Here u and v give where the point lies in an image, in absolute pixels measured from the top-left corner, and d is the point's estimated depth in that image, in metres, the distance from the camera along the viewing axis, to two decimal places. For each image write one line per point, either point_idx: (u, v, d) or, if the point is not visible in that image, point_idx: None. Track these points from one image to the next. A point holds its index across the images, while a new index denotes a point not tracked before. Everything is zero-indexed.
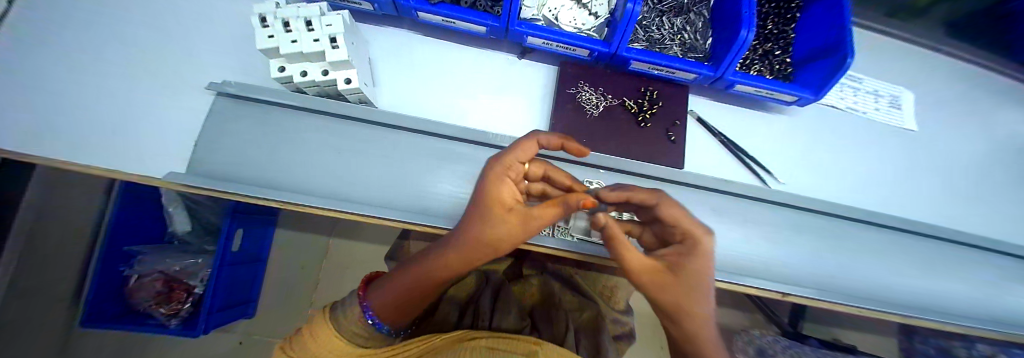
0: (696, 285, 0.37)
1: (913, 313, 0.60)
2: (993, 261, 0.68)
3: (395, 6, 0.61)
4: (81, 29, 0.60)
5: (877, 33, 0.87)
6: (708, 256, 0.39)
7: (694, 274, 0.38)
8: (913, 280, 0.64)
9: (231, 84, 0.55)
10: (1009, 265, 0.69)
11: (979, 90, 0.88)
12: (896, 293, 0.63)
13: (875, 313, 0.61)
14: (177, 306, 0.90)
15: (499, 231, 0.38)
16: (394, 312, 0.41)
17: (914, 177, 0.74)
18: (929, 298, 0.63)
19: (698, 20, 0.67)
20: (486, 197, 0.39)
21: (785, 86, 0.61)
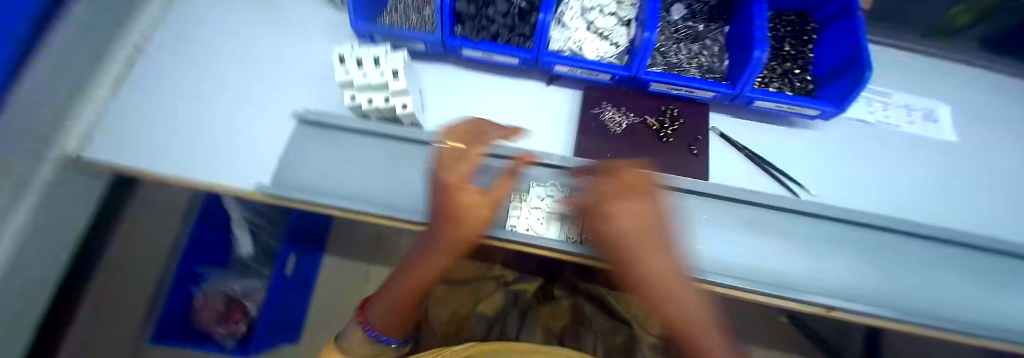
0: (638, 262, 0.40)
1: (986, 333, 0.55)
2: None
3: (443, 45, 0.71)
4: (202, 75, 0.76)
5: (895, 51, 0.89)
6: (627, 224, 0.41)
7: (631, 251, 0.41)
8: (980, 297, 0.59)
9: (311, 112, 0.67)
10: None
11: (1017, 101, 0.86)
12: (965, 311, 0.58)
13: (941, 333, 0.56)
14: (234, 326, 1.03)
15: (471, 225, 0.45)
16: (396, 322, 0.48)
17: (972, 190, 0.70)
18: (1008, 319, 0.58)
19: (714, 45, 0.72)
20: (450, 207, 0.44)
21: (805, 100, 0.64)
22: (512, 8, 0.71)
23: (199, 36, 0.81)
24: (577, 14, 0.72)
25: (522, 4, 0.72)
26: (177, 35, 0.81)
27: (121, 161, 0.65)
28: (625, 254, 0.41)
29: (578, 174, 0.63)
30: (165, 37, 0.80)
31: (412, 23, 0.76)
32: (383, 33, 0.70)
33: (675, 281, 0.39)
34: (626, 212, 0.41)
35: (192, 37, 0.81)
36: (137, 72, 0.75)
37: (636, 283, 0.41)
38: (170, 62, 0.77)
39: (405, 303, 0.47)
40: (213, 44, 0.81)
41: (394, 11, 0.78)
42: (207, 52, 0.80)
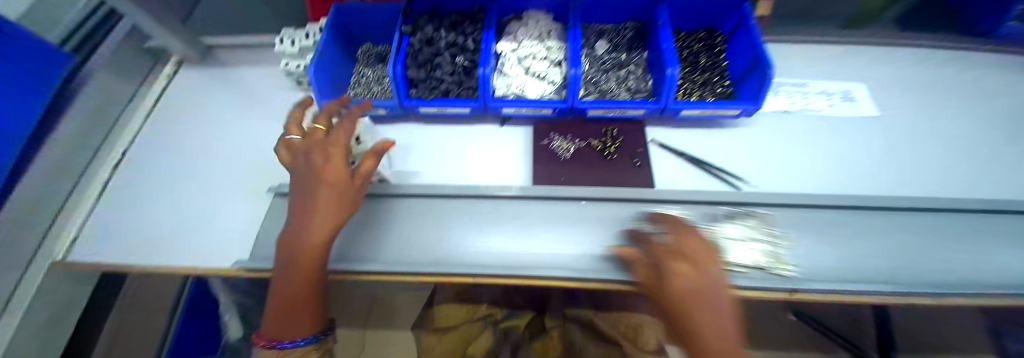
0: (694, 314, 0.43)
1: (962, 290, 0.55)
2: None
3: (401, 107, 0.79)
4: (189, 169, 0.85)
5: (810, 44, 0.99)
6: (683, 282, 0.45)
7: (691, 305, 0.44)
8: (950, 254, 0.59)
9: (285, 185, 0.73)
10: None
11: (926, 71, 0.96)
12: (940, 270, 0.57)
13: (920, 298, 0.55)
14: None
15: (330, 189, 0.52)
16: (293, 317, 0.53)
17: (899, 158, 0.76)
18: (980, 271, 0.57)
19: (637, 70, 0.81)
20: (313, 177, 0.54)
21: (727, 103, 0.70)
22: (457, 67, 0.81)
23: (188, 138, 0.93)
24: (514, 63, 0.82)
25: (466, 63, 0.82)
26: (170, 139, 0.93)
27: (105, 258, 0.70)
28: (679, 310, 0.44)
29: (536, 201, 0.67)
30: (158, 143, 0.92)
31: (372, 94, 0.86)
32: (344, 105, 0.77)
33: (727, 327, 0.43)
34: (682, 270, 0.46)
35: (182, 138, 0.93)
36: (130, 176, 0.85)
37: (687, 334, 0.44)
38: (160, 162, 0.87)
39: (293, 297, 0.52)
40: (199, 141, 0.91)
41: (357, 86, 0.88)
42: (194, 148, 0.90)
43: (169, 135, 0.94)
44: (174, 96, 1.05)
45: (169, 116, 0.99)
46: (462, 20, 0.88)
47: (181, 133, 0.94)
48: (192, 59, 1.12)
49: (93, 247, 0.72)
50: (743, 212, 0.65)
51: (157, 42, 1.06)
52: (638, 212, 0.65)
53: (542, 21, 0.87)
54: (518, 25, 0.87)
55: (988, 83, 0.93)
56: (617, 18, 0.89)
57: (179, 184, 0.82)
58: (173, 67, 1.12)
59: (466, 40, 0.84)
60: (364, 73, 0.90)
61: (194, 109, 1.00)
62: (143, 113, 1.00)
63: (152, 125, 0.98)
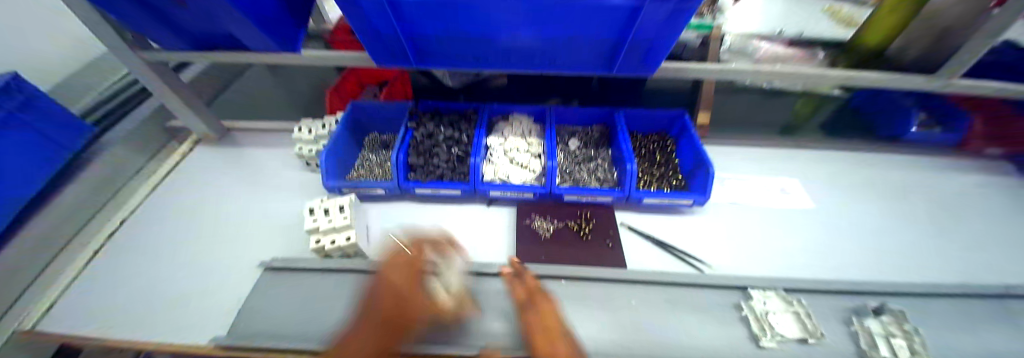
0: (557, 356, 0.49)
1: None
2: (957, 305, 0.73)
3: (400, 187, 0.88)
4: (182, 242, 0.88)
5: (749, 143, 1.18)
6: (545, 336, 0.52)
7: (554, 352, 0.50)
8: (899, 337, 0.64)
9: (278, 259, 0.76)
10: (981, 309, 0.72)
11: (848, 167, 1.13)
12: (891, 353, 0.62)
13: None
14: None
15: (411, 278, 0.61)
16: None
17: (835, 245, 0.87)
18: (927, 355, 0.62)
19: (604, 163, 0.96)
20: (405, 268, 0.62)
21: (679, 194, 0.82)
22: (452, 156, 0.94)
23: (188, 210, 0.98)
24: (501, 155, 0.96)
25: (460, 152, 0.95)
26: (169, 211, 0.98)
27: (77, 331, 0.69)
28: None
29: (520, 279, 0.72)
30: (157, 215, 0.97)
31: (373, 175, 0.96)
32: (347, 185, 0.85)
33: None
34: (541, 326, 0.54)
35: (182, 211, 0.98)
36: (120, 249, 0.87)
37: None
38: (152, 236, 0.90)
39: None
40: (197, 214, 0.96)
41: (360, 168, 0.99)
42: (190, 221, 0.94)
43: (171, 207, 0.99)
44: (184, 169, 1.13)
45: (175, 188, 1.06)
46: (459, 119, 1.04)
47: (182, 206, 0.99)
48: (212, 137, 1.24)
49: (63, 324, 0.71)
50: (867, 306, 0.70)
51: (183, 122, 1.19)
52: (614, 291, 0.70)
53: (525, 122, 1.05)
54: (505, 125, 1.05)
55: (901, 178, 1.10)
56: (586, 121, 1.07)
57: (168, 257, 0.84)
58: (190, 144, 1.22)
59: (461, 134, 0.99)
60: (368, 157, 1.02)
61: (201, 182, 1.08)
62: (151, 185, 1.06)
63: (156, 196, 1.03)
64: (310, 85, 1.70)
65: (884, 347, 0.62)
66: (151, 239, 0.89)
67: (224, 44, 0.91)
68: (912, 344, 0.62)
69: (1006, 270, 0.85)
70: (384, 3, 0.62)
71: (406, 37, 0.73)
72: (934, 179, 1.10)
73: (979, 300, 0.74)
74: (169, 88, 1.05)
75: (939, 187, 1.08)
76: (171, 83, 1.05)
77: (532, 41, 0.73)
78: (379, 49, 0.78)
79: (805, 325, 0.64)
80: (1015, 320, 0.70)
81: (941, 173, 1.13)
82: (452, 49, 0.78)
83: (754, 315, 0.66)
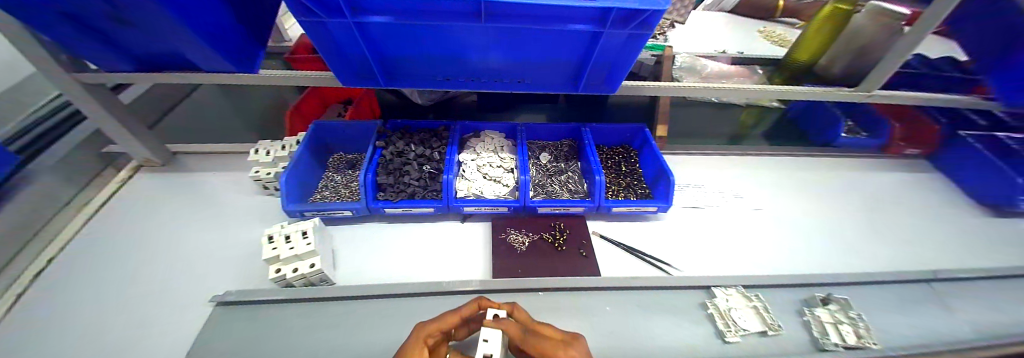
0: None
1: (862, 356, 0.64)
2: (893, 290, 0.83)
3: (368, 209, 0.85)
4: (125, 279, 0.79)
5: (705, 151, 1.27)
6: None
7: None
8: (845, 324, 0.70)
9: (232, 292, 0.70)
10: (912, 292, 0.83)
11: (791, 170, 1.26)
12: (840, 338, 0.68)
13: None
14: None
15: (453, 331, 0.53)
16: None
17: (785, 242, 0.95)
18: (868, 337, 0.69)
19: (574, 175, 1.00)
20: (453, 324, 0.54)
21: (644, 202, 0.87)
22: (424, 173, 0.93)
23: (128, 245, 0.88)
24: (474, 170, 0.97)
25: (432, 170, 0.94)
26: (108, 248, 0.87)
27: None
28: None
29: (496, 295, 0.71)
30: (90, 253, 0.86)
31: (339, 197, 0.92)
32: (311, 208, 0.81)
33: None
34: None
35: (121, 247, 0.88)
36: (42, 295, 0.76)
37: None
38: (83, 278, 0.80)
39: None
40: (138, 249, 0.87)
41: (325, 190, 0.95)
42: (132, 256, 0.85)
43: (107, 243, 0.89)
44: (123, 199, 1.02)
45: (111, 221, 0.95)
46: (430, 136, 1.04)
47: (121, 241, 0.89)
48: (154, 163, 1.13)
49: None
50: (818, 298, 0.77)
51: (123, 148, 1.08)
52: (588, 299, 0.72)
53: (496, 139, 1.06)
54: (477, 141, 1.06)
55: (834, 178, 1.24)
56: (555, 136, 1.11)
57: (108, 297, 0.76)
58: (129, 171, 1.10)
59: (432, 152, 0.98)
60: (333, 178, 0.99)
61: (145, 213, 0.98)
62: (84, 218, 0.94)
63: (92, 231, 0.92)
64: (268, 105, 1.62)
65: (833, 335, 0.68)
66: (85, 278, 0.80)
67: (173, 65, 0.85)
68: (858, 330, 0.70)
69: (925, 256, 0.98)
70: (350, 24, 0.61)
71: (374, 57, 0.73)
72: (862, 178, 1.25)
73: (905, 284, 0.84)
74: (107, 112, 0.95)
75: (867, 186, 1.22)
76: (108, 106, 0.95)
77: (501, 62, 0.76)
78: (344, 69, 0.77)
79: (763, 317, 0.70)
80: (939, 299, 0.81)
81: (868, 172, 1.28)
82: (423, 69, 0.78)
83: (718, 312, 0.71)
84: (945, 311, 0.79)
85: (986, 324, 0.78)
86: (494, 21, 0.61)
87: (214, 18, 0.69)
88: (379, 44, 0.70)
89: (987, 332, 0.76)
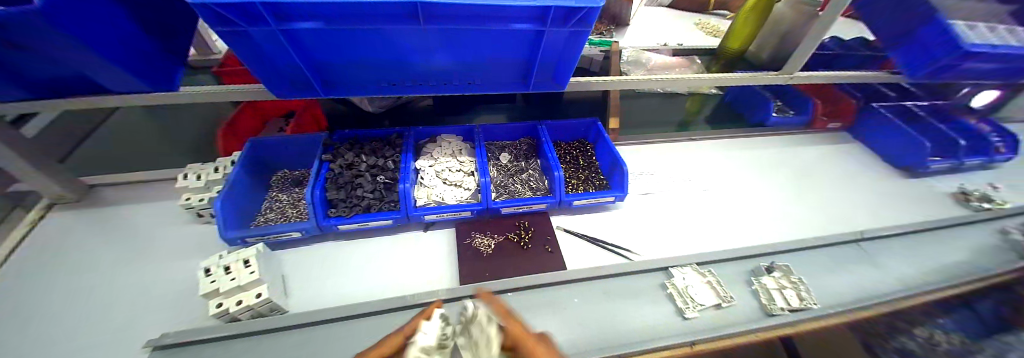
0: None
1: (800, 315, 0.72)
2: (828, 252, 0.92)
3: (320, 228, 0.80)
4: (32, 340, 0.68)
5: (658, 140, 1.34)
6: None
7: None
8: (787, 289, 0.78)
9: (168, 334, 0.62)
10: (845, 253, 0.92)
11: (735, 151, 1.36)
12: (783, 300, 0.75)
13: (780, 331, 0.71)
14: None
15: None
16: None
17: (734, 219, 1.03)
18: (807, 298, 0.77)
19: (535, 173, 1.01)
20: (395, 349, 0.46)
21: (603, 193, 0.90)
22: (378, 184, 0.89)
23: (35, 294, 0.76)
24: (433, 176, 0.95)
25: (388, 180, 0.90)
26: (10, 306, 0.74)
27: None
28: None
29: (464, 301, 0.70)
30: None
31: (288, 218, 0.86)
32: (254, 233, 0.75)
33: None
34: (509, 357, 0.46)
35: (26, 297, 0.76)
36: None
37: None
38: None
39: None
40: (51, 298, 0.75)
41: (271, 212, 0.88)
42: (43, 305, 0.74)
43: (6, 294, 0.76)
44: (24, 244, 0.88)
45: (14, 267, 0.82)
46: (383, 145, 1.00)
47: (26, 291, 0.77)
48: (68, 199, 0.99)
49: None
50: (763, 267, 0.84)
51: (27, 185, 0.93)
52: (556, 293, 0.72)
53: (454, 142, 1.05)
54: (433, 146, 1.04)
55: (771, 155, 1.36)
56: (513, 136, 1.12)
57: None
58: (39, 211, 0.96)
59: (386, 161, 0.95)
60: (279, 198, 0.92)
61: (55, 256, 0.85)
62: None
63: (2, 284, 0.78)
64: (202, 123, 1.48)
65: (780, 300, 0.76)
66: None
67: (73, 89, 0.73)
68: (800, 292, 0.78)
69: (853, 218, 1.10)
70: (275, 31, 0.57)
71: (308, 66, 0.69)
72: (795, 153, 1.38)
73: (836, 245, 0.94)
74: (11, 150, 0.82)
75: (803, 160, 1.35)
76: (8, 137, 0.82)
77: (447, 64, 0.74)
78: (276, 80, 0.72)
79: (717, 291, 0.76)
80: (870, 259, 0.91)
81: (800, 147, 1.42)
82: (365, 75, 0.75)
83: (677, 290, 0.75)
84: (875, 267, 0.89)
85: (907, 275, 0.89)
86: (433, 22, 0.60)
87: (120, 30, 0.62)
88: (312, 51, 0.66)
89: (908, 281, 0.87)
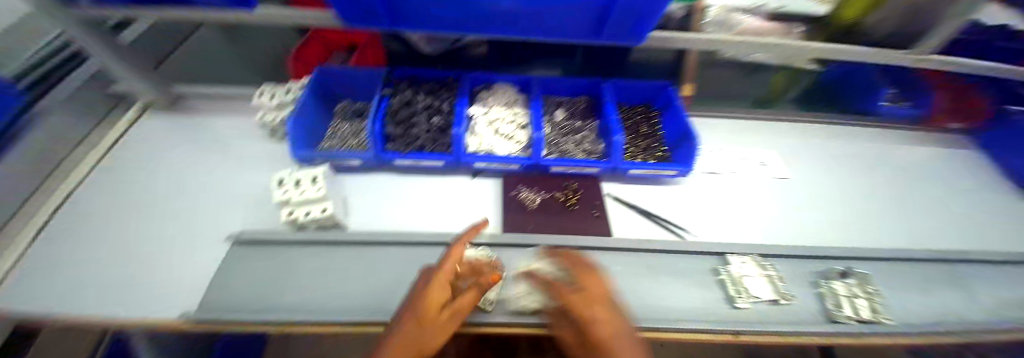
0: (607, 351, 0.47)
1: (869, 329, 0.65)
2: (920, 269, 0.79)
3: (377, 159, 0.83)
4: (140, 219, 0.81)
5: (732, 116, 1.18)
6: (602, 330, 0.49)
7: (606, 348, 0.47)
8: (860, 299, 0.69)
9: (247, 232, 0.71)
10: (934, 271, 0.79)
11: (824, 140, 1.17)
12: (851, 309, 0.67)
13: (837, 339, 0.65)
14: None
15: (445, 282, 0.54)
16: None
17: (807, 215, 0.91)
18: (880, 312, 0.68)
19: (591, 134, 0.95)
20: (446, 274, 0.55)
21: (664, 165, 0.82)
22: (433, 125, 0.89)
23: (143, 182, 0.91)
24: (485, 124, 0.93)
25: (442, 122, 0.90)
26: (118, 189, 0.89)
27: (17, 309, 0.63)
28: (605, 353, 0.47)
29: (507, 248, 0.71)
30: (108, 187, 0.89)
31: (348, 146, 0.90)
32: (320, 155, 0.80)
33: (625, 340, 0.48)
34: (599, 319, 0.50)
35: (137, 183, 0.90)
36: (68, 222, 0.81)
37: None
38: (100, 216, 0.82)
39: None
40: (156, 188, 0.89)
41: (334, 139, 0.93)
42: (151, 192, 0.88)
43: (123, 178, 0.91)
44: (132, 140, 1.03)
45: (125, 157, 0.97)
46: (439, 87, 0.99)
47: (137, 179, 0.91)
48: (161, 103, 1.12)
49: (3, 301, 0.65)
50: (835, 270, 0.75)
51: (127, 87, 1.06)
52: (598, 258, 0.71)
53: (509, 92, 1.00)
54: (488, 94, 1.00)
55: (869, 150, 1.16)
56: (572, 93, 1.05)
57: (128, 230, 0.79)
58: (137, 111, 1.11)
59: (441, 103, 0.94)
60: (341, 127, 0.96)
61: (155, 153, 0.99)
62: (96, 157, 0.96)
63: (104, 170, 0.93)
64: (270, 49, 1.57)
65: (849, 308, 0.68)
66: (107, 215, 0.82)
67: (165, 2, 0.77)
68: (873, 304, 0.69)
69: (953, 234, 0.93)
70: None
71: None
72: (901, 152, 1.16)
73: (933, 263, 0.80)
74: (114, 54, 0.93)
75: (905, 160, 1.14)
76: (111, 40, 0.92)
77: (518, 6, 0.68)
78: (344, 6, 0.70)
79: (776, 287, 0.69)
80: (961, 282, 0.77)
81: (907, 146, 1.19)
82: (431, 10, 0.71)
83: (730, 278, 0.70)
84: (965, 292, 0.76)
85: (1017, 310, 0.75)
86: None
87: None
88: None
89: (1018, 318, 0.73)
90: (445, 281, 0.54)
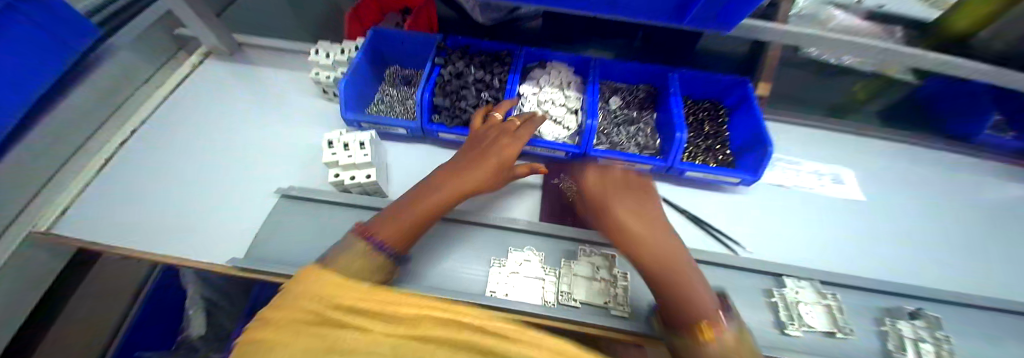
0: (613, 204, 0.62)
1: None
2: (1012, 325, 0.68)
3: (423, 130, 0.82)
4: (198, 163, 0.87)
5: (806, 124, 1.06)
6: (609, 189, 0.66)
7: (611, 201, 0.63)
8: (932, 345, 0.62)
9: (294, 187, 0.73)
10: None
11: (910, 165, 1.03)
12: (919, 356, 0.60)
13: None
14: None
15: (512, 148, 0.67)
16: (399, 235, 0.55)
17: (878, 245, 0.81)
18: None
19: (646, 128, 0.88)
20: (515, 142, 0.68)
21: (725, 171, 0.75)
22: (482, 100, 0.86)
23: (201, 127, 0.96)
24: (534, 105, 0.89)
25: (490, 98, 0.87)
26: (173, 132, 0.95)
27: (104, 237, 0.73)
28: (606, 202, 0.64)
29: (545, 238, 0.70)
30: (171, 128, 0.95)
31: (395, 113, 0.90)
32: (369, 120, 0.80)
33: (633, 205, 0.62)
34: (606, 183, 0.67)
35: (196, 127, 0.96)
36: (135, 159, 0.88)
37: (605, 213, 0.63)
38: (159, 156, 0.88)
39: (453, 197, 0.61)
40: (215, 133, 0.94)
41: (382, 103, 0.93)
42: (209, 137, 0.93)
43: (184, 121, 0.97)
44: (194, 83, 1.08)
45: (187, 101, 1.03)
46: (491, 60, 0.95)
47: (196, 122, 0.97)
48: (222, 51, 1.16)
49: (93, 225, 0.75)
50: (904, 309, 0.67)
51: (192, 32, 1.10)
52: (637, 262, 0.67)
53: (564, 72, 0.94)
54: (542, 72, 0.95)
55: (962, 182, 1.01)
56: (631, 80, 0.97)
57: (189, 172, 0.85)
58: (199, 57, 1.16)
59: (492, 77, 0.91)
60: (389, 92, 0.96)
61: (213, 100, 1.04)
62: (159, 100, 1.02)
63: (163, 112, 1.00)
64: (324, 6, 1.57)
65: (912, 352, 0.61)
66: (175, 152, 0.89)
67: None
68: (939, 352, 0.61)
69: None
70: None
71: None
72: (1001, 189, 1.00)
73: None
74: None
75: (1001, 198, 0.98)
76: None
77: None
78: None
79: (835, 319, 0.63)
80: None
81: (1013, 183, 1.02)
82: None
83: (783, 301, 0.64)
84: None
85: None
86: None
87: None
88: None
89: None
90: (517, 149, 0.68)
